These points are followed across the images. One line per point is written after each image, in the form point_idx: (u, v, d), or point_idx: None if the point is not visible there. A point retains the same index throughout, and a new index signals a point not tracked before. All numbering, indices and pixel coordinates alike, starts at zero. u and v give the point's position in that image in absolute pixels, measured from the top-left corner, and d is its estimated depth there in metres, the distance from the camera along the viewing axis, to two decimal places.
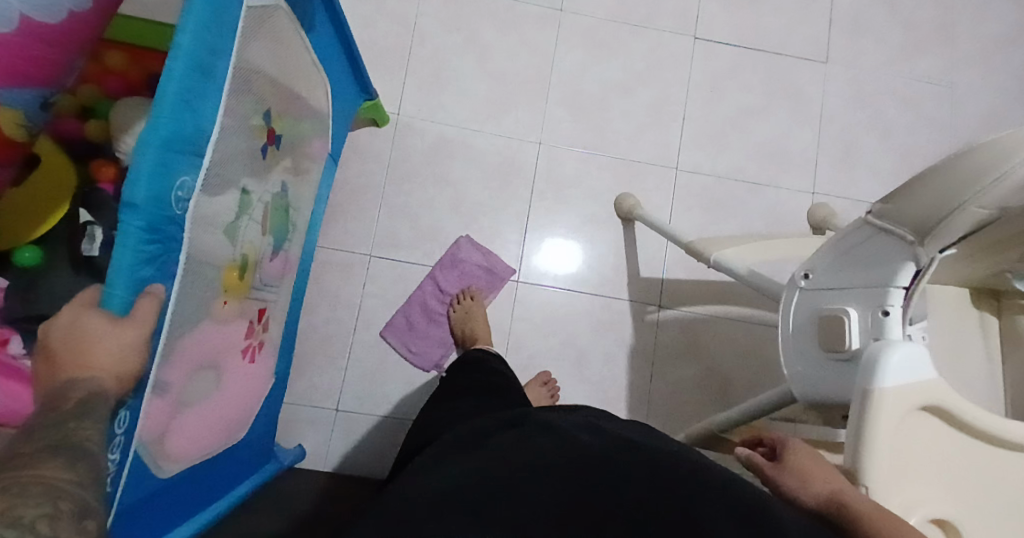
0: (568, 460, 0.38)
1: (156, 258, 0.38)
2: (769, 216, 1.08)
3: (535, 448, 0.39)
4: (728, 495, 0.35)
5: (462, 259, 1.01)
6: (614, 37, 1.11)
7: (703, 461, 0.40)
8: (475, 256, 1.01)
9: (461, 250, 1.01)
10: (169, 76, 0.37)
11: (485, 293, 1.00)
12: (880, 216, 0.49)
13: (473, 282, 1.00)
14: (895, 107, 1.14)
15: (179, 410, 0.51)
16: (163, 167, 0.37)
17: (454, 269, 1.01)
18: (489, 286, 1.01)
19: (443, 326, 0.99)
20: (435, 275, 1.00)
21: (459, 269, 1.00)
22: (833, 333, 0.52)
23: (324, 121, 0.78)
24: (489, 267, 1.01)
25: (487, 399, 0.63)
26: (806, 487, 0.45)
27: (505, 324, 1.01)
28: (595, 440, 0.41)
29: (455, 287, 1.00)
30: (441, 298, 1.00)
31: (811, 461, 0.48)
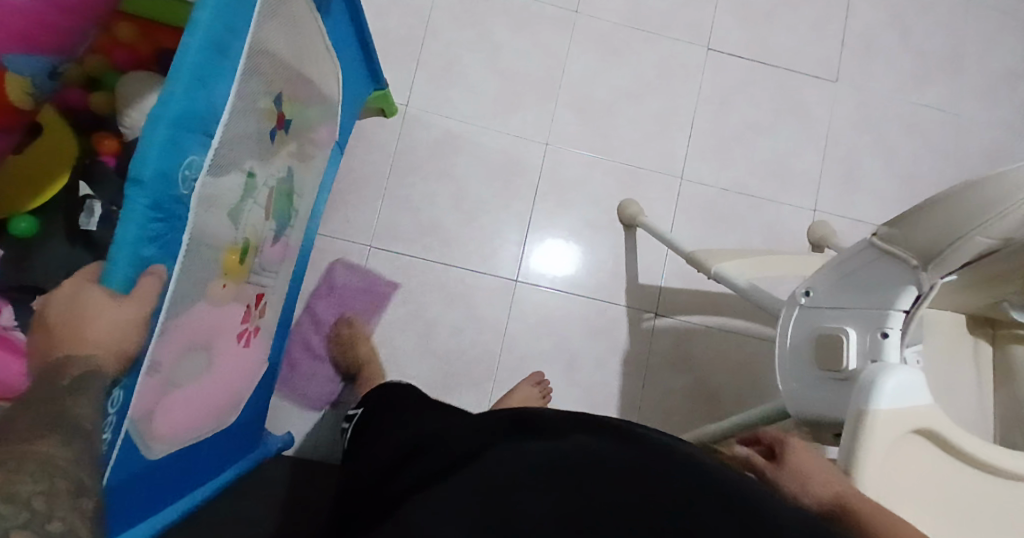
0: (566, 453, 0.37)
1: (159, 237, 0.38)
2: (769, 232, 1.09)
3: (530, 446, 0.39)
4: (728, 488, 0.34)
5: (338, 286, 0.98)
6: (627, 43, 1.11)
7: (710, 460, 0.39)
8: (353, 280, 0.98)
9: (337, 273, 0.98)
10: (184, 54, 0.36)
11: (367, 317, 0.98)
12: (885, 239, 0.49)
13: (352, 307, 0.98)
14: (901, 132, 1.15)
15: (168, 391, 0.50)
16: (173, 146, 0.37)
17: (331, 296, 0.98)
18: (369, 309, 0.98)
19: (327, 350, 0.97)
20: (313, 304, 0.98)
21: (336, 296, 0.98)
22: (830, 352, 0.52)
23: (333, 108, 0.77)
24: (368, 289, 0.98)
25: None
26: (806, 490, 0.43)
27: (499, 323, 1.00)
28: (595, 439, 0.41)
29: (331, 316, 0.98)
30: (320, 331, 0.97)
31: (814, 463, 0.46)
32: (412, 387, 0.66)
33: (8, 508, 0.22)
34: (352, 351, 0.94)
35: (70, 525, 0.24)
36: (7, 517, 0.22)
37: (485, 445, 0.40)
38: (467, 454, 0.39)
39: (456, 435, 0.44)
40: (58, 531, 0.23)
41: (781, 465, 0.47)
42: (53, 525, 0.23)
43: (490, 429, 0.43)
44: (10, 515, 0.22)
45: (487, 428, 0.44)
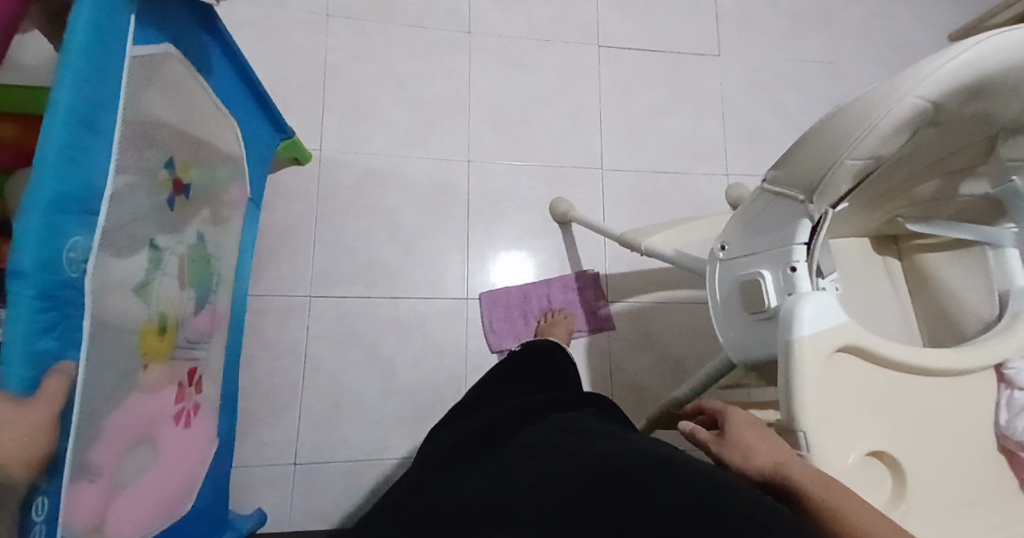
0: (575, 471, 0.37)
1: (54, 327, 0.36)
2: (693, 202, 1.14)
3: (545, 469, 0.39)
4: (733, 492, 0.33)
5: (582, 289, 1.05)
6: (524, 53, 1.15)
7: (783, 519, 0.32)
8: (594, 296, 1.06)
9: (587, 282, 1.06)
10: (46, 136, 0.36)
11: (579, 323, 1.04)
12: (773, 182, 0.53)
13: (577, 311, 1.05)
14: (787, 87, 1.24)
15: (114, 493, 0.48)
16: (52, 230, 0.36)
17: (571, 290, 1.05)
18: (585, 317, 1.05)
19: (526, 326, 1.02)
20: (559, 285, 1.05)
21: (575, 293, 1.05)
22: (753, 295, 0.55)
23: (240, 165, 0.76)
24: (591, 311, 1.05)
25: (536, 385, 0.64)
26: (747, 461, 0.47)
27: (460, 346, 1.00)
28: (609, 445, 0.41)
29: (562, 302, 1.04)
30: (542, 308, 1.03)
31: (748, 430, 0.50)
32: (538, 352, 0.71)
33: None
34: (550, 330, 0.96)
35: None
36: None
37: (506, 472, 0.40)
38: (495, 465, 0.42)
39: (498, 449, 0.46)
40: None
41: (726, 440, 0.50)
42: None
43: (522, 452, 0.43)
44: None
45: (528, 464, 0.40)
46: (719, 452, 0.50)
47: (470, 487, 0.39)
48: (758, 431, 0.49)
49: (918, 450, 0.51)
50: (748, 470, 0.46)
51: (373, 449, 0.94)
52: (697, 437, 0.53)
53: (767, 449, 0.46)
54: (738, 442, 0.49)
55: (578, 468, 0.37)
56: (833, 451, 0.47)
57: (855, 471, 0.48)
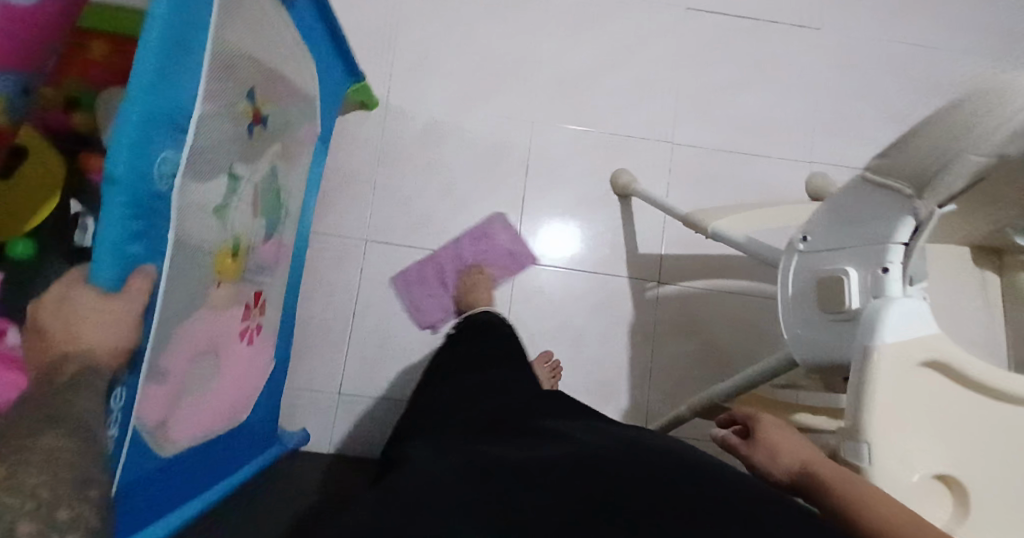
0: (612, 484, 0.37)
1: (142, 235, 0.38)
2: (766, 188, 1.07)
3: (566, 464, 0.38)
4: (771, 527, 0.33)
5: (489, 234, 1.01)
6: (603, 11, 1.09)
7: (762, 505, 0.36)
8: (505, 238, 1.01)
9: (501, 232, 1.02)
10: (143, 48, 0.36)
11: (498, 271, 1.00)
12: (876, 172, 0.48)
13: (491, 259, 1.01)
14: (889, 71, 1.13)
15: (178, 399, 0.51)
16: (144, 142, 0.37)
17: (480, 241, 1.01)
18: (506, 267, 1.01)
19: (448, 293, 0.99)
20: (461, 240, 1.01)
21: (482, 242, 1.01)
22: (833, 294, 0.51)
23: (313, 104, 0.77)
24: (512, 252, 1.01)
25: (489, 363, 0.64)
26: (774, 461, 0.49)
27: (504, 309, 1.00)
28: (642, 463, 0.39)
29: (473, 255, 1.00)
30: (456, 264, 1.00)
31: (777, 431, 0.51)
32: (470, 329, 0.74)
33: (14, 499, 0.23)
34: (472, 292, 0.95)
35: (77, 513, 0.26)
36: (14, 506, 0.23)
37: (522, 471, 0.38)
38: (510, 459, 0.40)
39: (517, 439, 0.45)
40: (64, 519, 0.25)
41: (753, 440, 0.52)
42: (59, 514, 0.25)
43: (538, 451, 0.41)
44: (16, 505, 0.23)
45: (523, 450, 0.42)
46: (748, 455, 0.52)
47: (484, 480, 0.37)
48: (788, 431, 0.51)
49: (990, 477, 0.47)
50: (777, 475, 0.49)
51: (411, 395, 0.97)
52: (727, 444, 0.55)
53: (792, 449, 0.49)
54: (769, 442, 0.51)
55: (612, 493, 0.36)
56: (898, 467, 0.44)
57: (917, 490, 0.45)
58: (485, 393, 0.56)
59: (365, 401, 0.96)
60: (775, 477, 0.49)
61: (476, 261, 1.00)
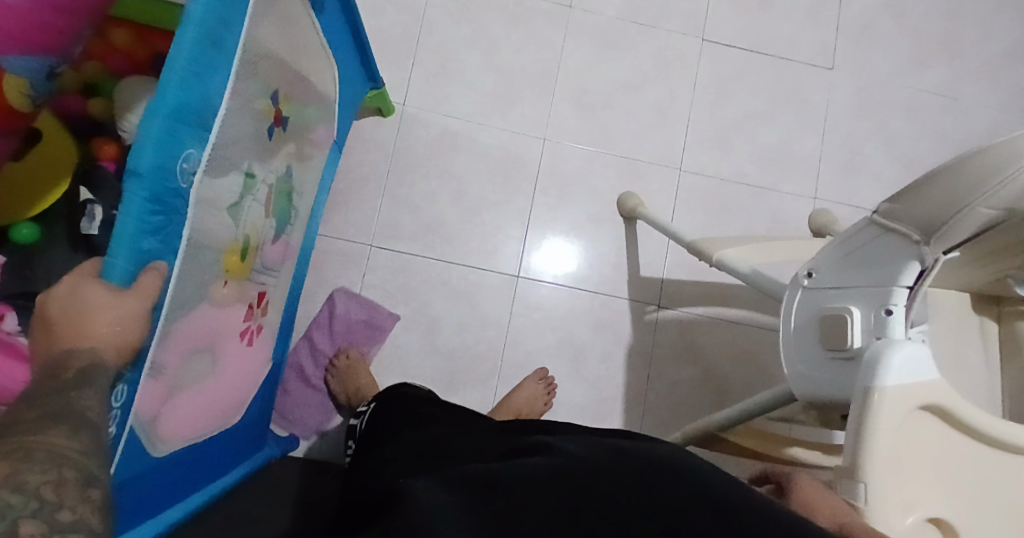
0: (627, 479, 0.34)
1: (160, 230, 0.38)
2: (771, 221, 1.08)
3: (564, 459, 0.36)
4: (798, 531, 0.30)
5: (337, 315, 0.96)
6: (622, 36, 1.11)
7: (805, 528, 0.30)
8: (352, 309, 0.97)
9: (340, 309, 0.97)
10: (178, 48, 0.37)
11: (364, 346, 0.96)
12: (886, 215, 0.49)
13: (352, 339, 0.96)
14: (899, 115, 1.15)
15: (173, 394, 0.51)
16: (171, 138, 0.37)
17: (330, 326, 0.97)
18: (368, 340, 0.96)
19: (324, 392, 0.95)
20: (310, 336, 0.96)
21: (334, 325, 0.96)
22: (835, 332, 0.52)
23: (331, 107, 0.78)
24: (368, 319, 0.97)
25: (446, 414, 0.59)
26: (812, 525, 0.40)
27: (504, 322, 1.00)
28: (647, 460, 0.37)
29: (330, 345, 0.96)
30: (317, 360, 0.96)
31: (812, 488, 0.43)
32: (381, 408, 0.68)
33: (17, 497, 0.22)
34: (348, 381, 0.91)
35: (79, 514, 0.24)
36: (17, 505, 0.22)
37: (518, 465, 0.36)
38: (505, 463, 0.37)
39: (509, 447, 0.43)
40: (68, 519, 0.23)
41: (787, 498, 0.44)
42: (62, 514, 0.23)
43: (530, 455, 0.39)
44: (19, 504, 0.22)
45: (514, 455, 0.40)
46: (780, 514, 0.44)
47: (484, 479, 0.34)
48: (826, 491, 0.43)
49: (980, 524, 0.47)
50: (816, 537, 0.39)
51: None
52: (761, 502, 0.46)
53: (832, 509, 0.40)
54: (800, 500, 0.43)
55: (621, 486, 0.33)
56: (893, 510, 0.44)
57: (913, 535, 0.44)
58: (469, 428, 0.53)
59: None
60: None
61: (336, 347, 0.96)
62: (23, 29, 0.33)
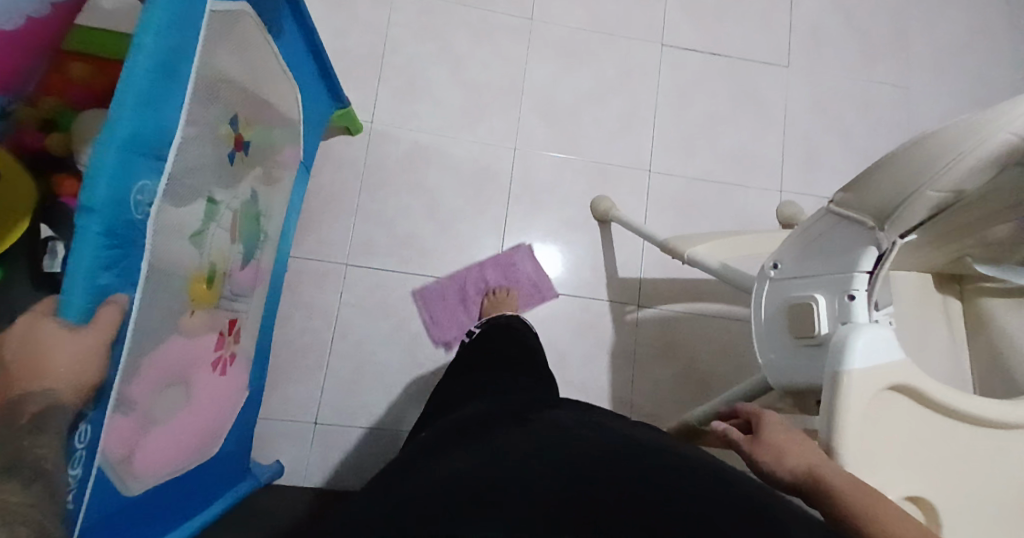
0: (596, 461, 0.36)
1: (117, 263, 0.38)
2: (740, 215, 1.10)
3: (541, 456, 0.37)
4: (743, 504, 0.32)
5: (515, 263, 1.03)
6: (584, 45, 1.12)
7: (754, 498, 0.34)
8: (528, 265, 1.03)
9: (519, 256, 1.03)
10: (128, 79, 0.36)
11: (522, 300, 1.01)
12: (841, 205, 0.51)
13: (515, 284, 1.02)
14: (855, 107, 1.19)
15: (146, 429, 0.49)
16: (124, 170, 0.37)
17: (505, 267, 1.03)
18: (528, 292, 1.02)
19: (468, 313, 1.00)
20: (486, 265, 1.02)
21: (509, 269, 1.02)
22: (803, 320, 0.53)
23: (296, 129, 0.77)
24: (535, 281, 1.03)
25: (510, 375, 0.65)
26: (779, 462, 0.46)
27: (530, 281, 1.02)
28: (609, 450, 0.38)
29: (498, 281, 1.02)
30: (479, 288, 1.01)
31: (782, 431, 0.49)
32: (504, 331, 0.79)
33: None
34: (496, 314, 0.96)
35: None
36: None
37: (498, 459, 0.37)
38: (481, 458, 0.38)
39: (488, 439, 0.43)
40: None
41: (758, 438, 0.50)
42: None
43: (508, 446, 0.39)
44: None
45: (490, 448, 0.40)
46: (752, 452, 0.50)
47: (462, 469, 0.37)
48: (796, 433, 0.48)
49: (956, 501, 0.48)
50: (781, 473, 0.45)
51: (393, 424, 0.95)
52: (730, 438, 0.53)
53: (800, 451, 0.45)
54: (771, 442, 0.49)
55: (579, 464, 0.35)
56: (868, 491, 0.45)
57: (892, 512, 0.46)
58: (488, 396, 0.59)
59: (343, 428, 0.94)
60: (778, 476, 0.46)
61: (499, 286, 1.01)
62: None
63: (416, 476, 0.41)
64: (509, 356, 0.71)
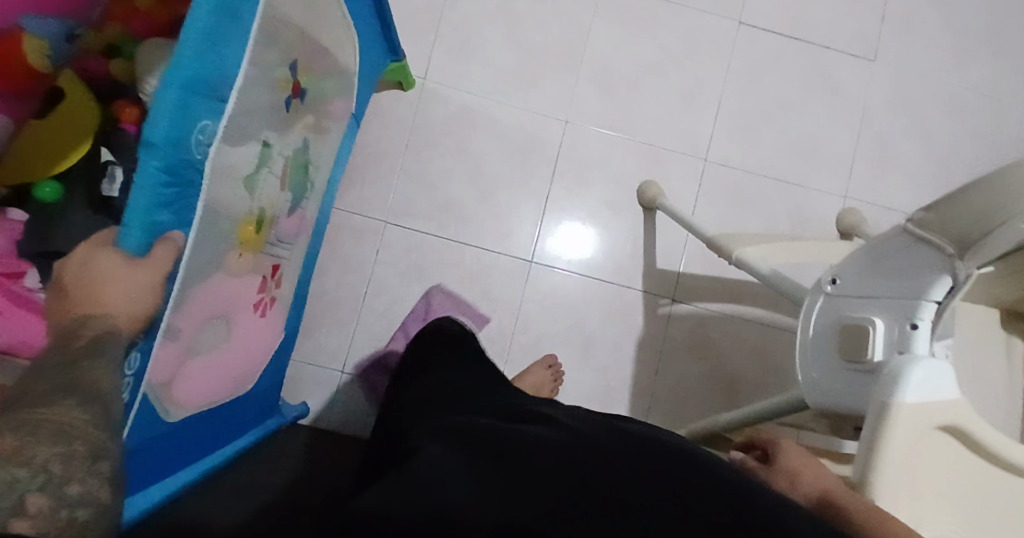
0: (592, 450, 0.33)
1: (174, 202, 0.38)
2: (796, 218, 1.05)
3: (544, 440, 0.35)
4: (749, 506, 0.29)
5: (435, 309, 0.98)
6: (653, 17, 1.06)
7: (752, 496, 0.30)
8: (449, 306, 0.98)
9: (435, 304, 0.98)
10: (194, 17, 0.36)
11: None
12: (920, 225, 0.47)
13: None
14: (939, 112, 1.10)
15: (188, 359, 0.51)
16: (185, 110, 0.37)
17: (425, 317, 0.98)
18: None
19: None
20: (406, 324, 0.97)
21: (432, 318, 0.97)
22: (856, 343, 0.51)
23: (350, 80, 0.76)
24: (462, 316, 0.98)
25: (489, 372, 0.64)
26: (795, 488, 0.46)
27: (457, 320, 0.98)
28: (621, 440, 0.36)
29: None
30: None
31: (799, 458, 0.49)
32: (455, 333, 0.73)
33: (25, 471, 0.22)
34: None
35: (87, 488, 0.24)
36: (25, 479, 0.21)
37: (498, 438, 0.36)
38: (487, 432, 0.37)
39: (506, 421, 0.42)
40: (76, 492, 0.24)
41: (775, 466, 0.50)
42: (71, 488, 0.23)
43: (509, 429, 0.38)
44: (27, 478, 0.22)
45: (494, 426, 0.39)
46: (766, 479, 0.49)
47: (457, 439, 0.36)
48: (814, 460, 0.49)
49: None
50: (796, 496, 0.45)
51: None
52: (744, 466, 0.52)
53: (815, 478, 0.45)
54: (786, 468, 0.49)
55: (578, 451, 0.33)
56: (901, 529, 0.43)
57: None
58: (468, 393, 0.56)
59: (368, 381, 0.96)
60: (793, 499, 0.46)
61: None
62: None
63: (412, 439, 0.40)
64: (426, 362, 0.68)
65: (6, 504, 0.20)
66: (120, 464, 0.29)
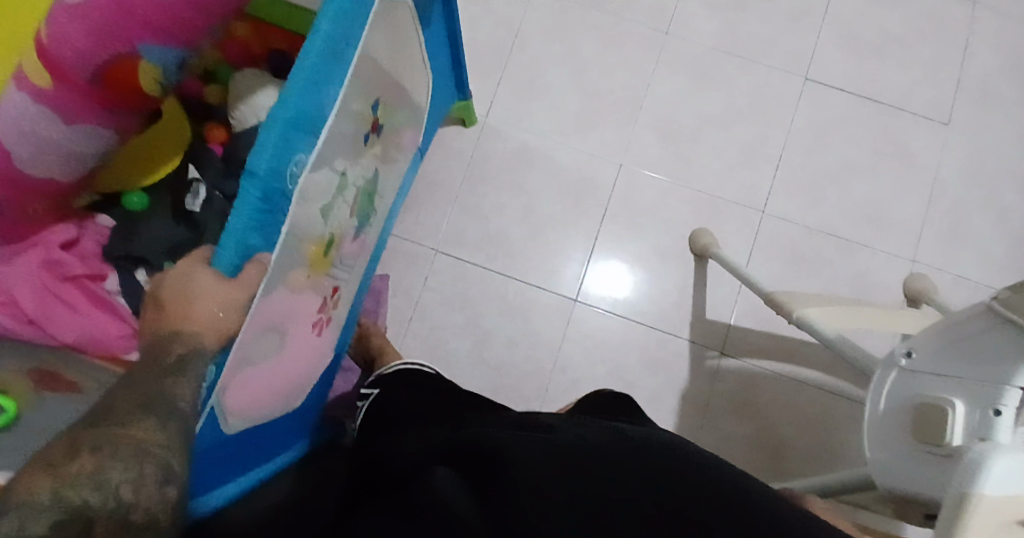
0: (628, 464, 0.33)
1: (266, 226, 0.41)
2: (857, 281, 1.01)
3: (564, 451, 0.35)
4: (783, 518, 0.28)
5: None
6: (720, 70, 1.07)
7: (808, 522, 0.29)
8: None
9: None
10: (303, 59, 0.39)
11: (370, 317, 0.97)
12: (1008, 306, 0.46)
13: None
14: (1018, 183, 1.05)
15: (246, 373, 0.53)
16: (286, 143, 0.40)
17: None
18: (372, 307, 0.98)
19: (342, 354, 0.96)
20: None
21: None
22: (929, 424, 0.48)
23: (420, 115, 0.80)
24: None
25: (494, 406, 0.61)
26: None
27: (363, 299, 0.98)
28: (651, 449, 0.35)
29: None
30: None
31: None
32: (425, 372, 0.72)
33: (96, 496, 0.22)
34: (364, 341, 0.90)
35: (150, 514, 0.24)
36: (96, 504, 0.21)
37: (525, 446, 0.36)
38: (523, 440, 0.37)
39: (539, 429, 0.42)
40: (139, 521, 0.23)
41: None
42: (135, 516, 0.23)
43: (543, 440, 0.37)
44: (97, 504, 0.21)
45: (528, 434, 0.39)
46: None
47: (484, 456, 0.36)
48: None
49: None
50: None
51: None
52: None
53: None
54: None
55: (608, 467, 0.33)
56: None
57: None
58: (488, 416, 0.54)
59: None
60: None
61: None
62: (160, 20, 0.40)
63: (446, 451, 0.41)
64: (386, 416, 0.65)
65: (77, 526, 0.20)
66: (185, 491, 0.29)
